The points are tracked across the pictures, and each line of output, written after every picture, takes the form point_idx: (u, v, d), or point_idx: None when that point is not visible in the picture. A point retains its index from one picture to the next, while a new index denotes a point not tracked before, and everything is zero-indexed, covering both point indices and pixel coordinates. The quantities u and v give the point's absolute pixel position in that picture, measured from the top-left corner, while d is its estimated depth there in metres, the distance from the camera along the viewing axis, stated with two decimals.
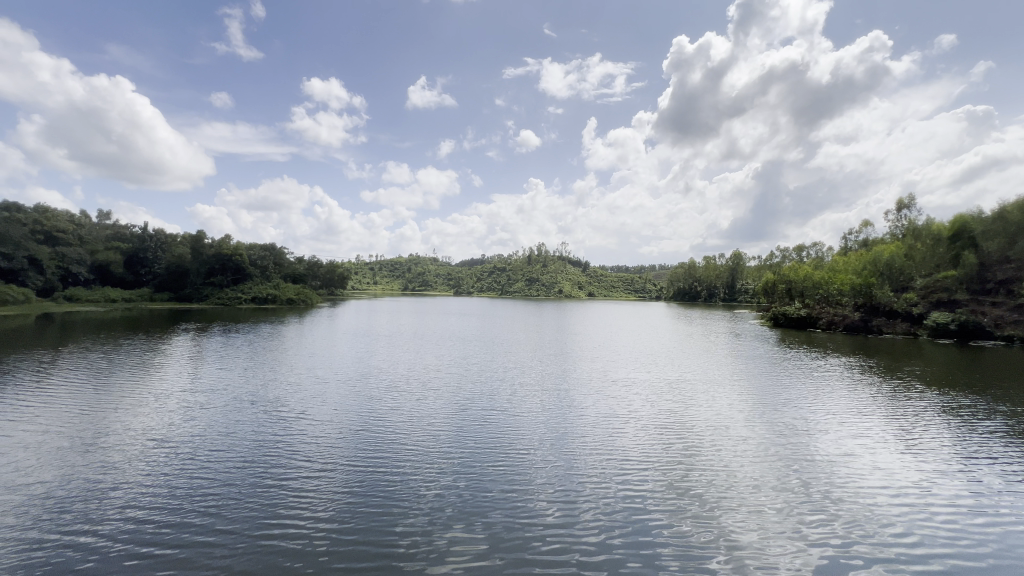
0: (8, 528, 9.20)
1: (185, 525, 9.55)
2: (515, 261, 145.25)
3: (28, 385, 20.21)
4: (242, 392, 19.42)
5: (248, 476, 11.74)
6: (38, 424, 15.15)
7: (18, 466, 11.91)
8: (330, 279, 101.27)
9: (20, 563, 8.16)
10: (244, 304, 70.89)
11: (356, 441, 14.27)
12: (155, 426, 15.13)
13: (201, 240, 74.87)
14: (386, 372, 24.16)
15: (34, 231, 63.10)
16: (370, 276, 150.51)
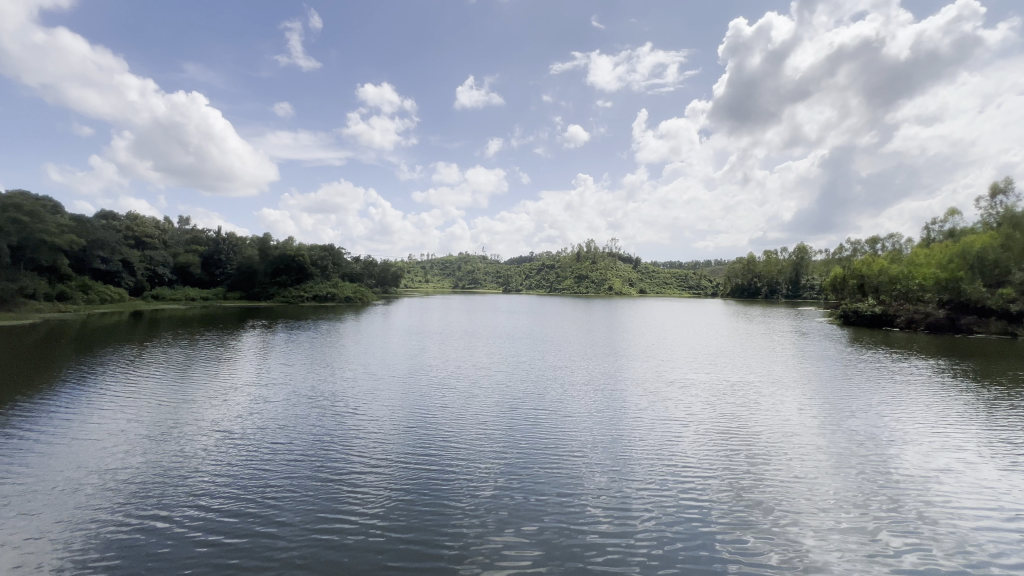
0: (95, 512, 9.97)
1: (248, 515, 9.98)
2: (563, 258, 143.64)
3: (119, 377, 22.20)
4: (302, 387, 20.34)
5: (306, 470, 12.15)
6: (124, 413, 16.57)
7: (107, 453, 13.01)
8: (384, 278, 104.83)
9: (104, 546, 8.78)
10: (305, 302, 74.80)
11: (408, 438, 14.48)
12: (223, 418, 16.10)
13: (267, 242, 79.63)
14: (437, 369, 24.51)
15: (125, 235, 69.62)
16: (421, 274, 154.53)
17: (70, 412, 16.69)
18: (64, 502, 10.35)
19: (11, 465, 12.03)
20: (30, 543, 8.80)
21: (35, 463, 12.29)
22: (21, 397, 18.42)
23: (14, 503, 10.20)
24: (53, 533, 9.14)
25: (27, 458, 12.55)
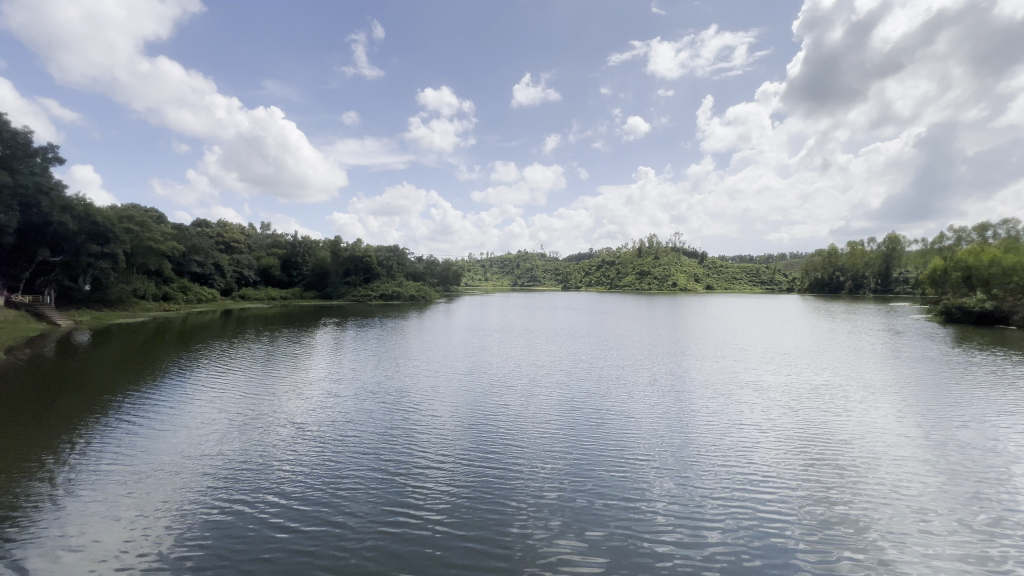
0: (188, 496, 10.85)
1: (320, 506, 10.45)
2: (624, 253, 139.82)
3: (212, 370, 24.36)
4: (368, 383, 21.17)
5: (374, 463, 12.55)
6: (214, 405, 18.06)
7: (200, 441, 14.21)
8: (445, 277, 107.55)
9: (194, 529, 9.52)
10: (373, 301, 78.46)
11: (469, 436, 14.57)
12: (298, 411, 17.07)
13: (338, 244, 84.34)
14: (496, 367, 24.63)
15: (217, 241, 76.58)
16: (481, 272, 157.02)
17: (170, 401, 18.46)
18: (162, 485, 11.37)
19: (121, 449, 13.45)
20: (134, 522, 9.72)
21: (140, 449, 13.63)
22: (133, 387, 20.69)
23: (123, 484, 11.35)
24: (153, 514, 10.04)
25: (134, 443, 13.98)
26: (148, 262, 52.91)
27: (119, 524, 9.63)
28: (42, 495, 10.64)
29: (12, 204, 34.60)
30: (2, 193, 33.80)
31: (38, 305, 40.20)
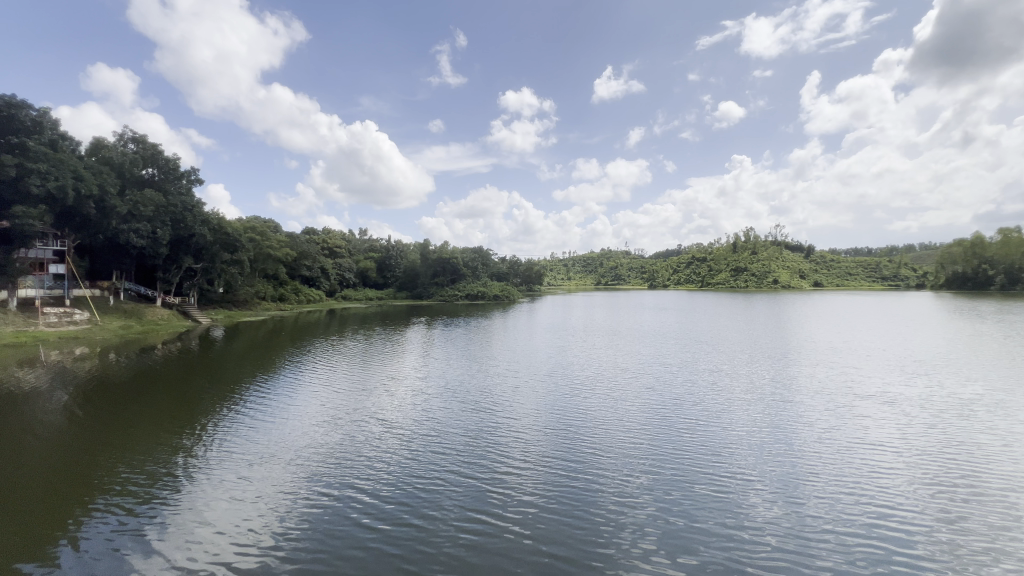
0: (290, 486, 11.53)
1: (405, 503, 10.59)
2: (717, 248, 130.42)
3: (317, 366, 26.48)
4: (453, 381, 21.64)
5: (457, 464, 12.56)
6: (316, 398, 19.50)
7: (304, 433, 15.25)
8: (529, 276, 108.07)
9: (293, 518, 10.03)
10: (459, 300, 81.20)
11: (553, 441, 14.11)
12: (388, 407, 17.83)
13: (427, 246, 88.42)
14: (581, 369, 23.95)
15: (322, 247, 83.99)
16: (564, 272, 155.85)
17: (280, 394, 20.29)
18: (270, 473, 12.24)
19: (240, 438, 14.83)
20: (244, 507, 10.46)
21: (254, 436, 15.02)
22: (253, 380, 23.05)
23: (238, 471, 12.38)
24: (260, 501, 10.74)
25: (249, 432, 15.44)
26: (267, 267, 59.35)
27: (233, 507, 10.43)
28: (175, 477, 11.93)
29: (165, 219, 40.64)
30: (159, 211, 40.00)
31: (183, 305, 46.80)
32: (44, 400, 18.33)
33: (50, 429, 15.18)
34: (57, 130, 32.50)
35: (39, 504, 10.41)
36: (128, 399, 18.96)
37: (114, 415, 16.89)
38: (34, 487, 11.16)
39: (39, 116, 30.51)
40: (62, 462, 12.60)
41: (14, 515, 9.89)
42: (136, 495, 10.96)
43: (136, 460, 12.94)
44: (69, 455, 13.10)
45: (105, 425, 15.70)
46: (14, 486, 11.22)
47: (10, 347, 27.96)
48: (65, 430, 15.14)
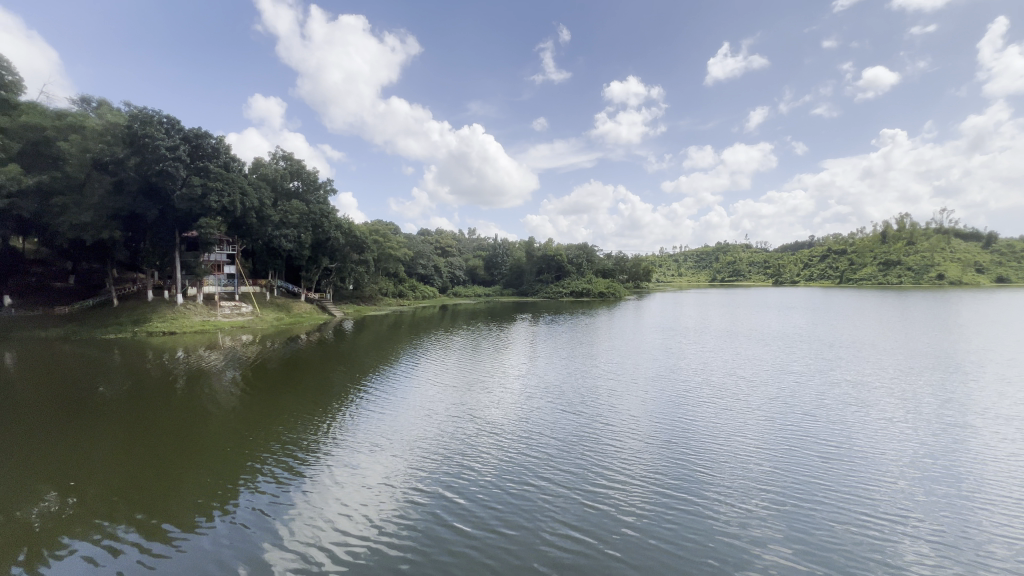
0: (400, 478, 11.68)
1: (504, 506, 10.19)
2: (860, 239, 112.54)
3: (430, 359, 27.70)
4: (560, 381, 21.10)
5: (560, 470, 11.88)
6: (428, 390, 20.29)
7: (417, 426, 15.65)
8: (636, 273, 103.54)
9: (395, 509, 10.07)
10: (564, 297, 80.58)
11: (666, 455, 12.72)
12: (494, 404, 17.82)
13: (532, 244, 89.26)
14: (698, 374, 21.99)
15: (435, 247, 89.30)
16: (674, 268, 146.96)
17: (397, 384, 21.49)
18: (382, 461, 12.76)
19: (362, 426, 15.64)
20: (356, 493, 10.80)
21: (372, 424, 15.94)
22: (378, 370, 24.70)
23: (357, 459, 12.90)
24: (371, 489, 10.99)
25: (369, 418, 16.48)
26: (388, 266, 64.59)
27: (347, 494, 10.76)
28: (305, 459, 12.74)
29: (308, 226, 46.15)
30: (302, 218, 45.70)
31: (321, 300, 52.67)
32: (220, 377, 21.76)
33: (220, 403, 17.75)
34: (230, 154, 38.22)
35: (206, 469, 11.97)
36: (278, 381, 21.64)
37: (264, 396, 18.96)
38: (203, 455, 12.82)
39: (217, 143, 36.15)
40: (227, 433, 14.62)
41: (182, 484, 11.08)
42: (272, 474, 11.78)
43: (279, 441, 14.06)
44: (233, 427, 15.18)
45: (258, 403, 17.91)
46: (192, 449, 13.17)
47: (195, 333, 33.65)
48: (229, 406, 17.47)
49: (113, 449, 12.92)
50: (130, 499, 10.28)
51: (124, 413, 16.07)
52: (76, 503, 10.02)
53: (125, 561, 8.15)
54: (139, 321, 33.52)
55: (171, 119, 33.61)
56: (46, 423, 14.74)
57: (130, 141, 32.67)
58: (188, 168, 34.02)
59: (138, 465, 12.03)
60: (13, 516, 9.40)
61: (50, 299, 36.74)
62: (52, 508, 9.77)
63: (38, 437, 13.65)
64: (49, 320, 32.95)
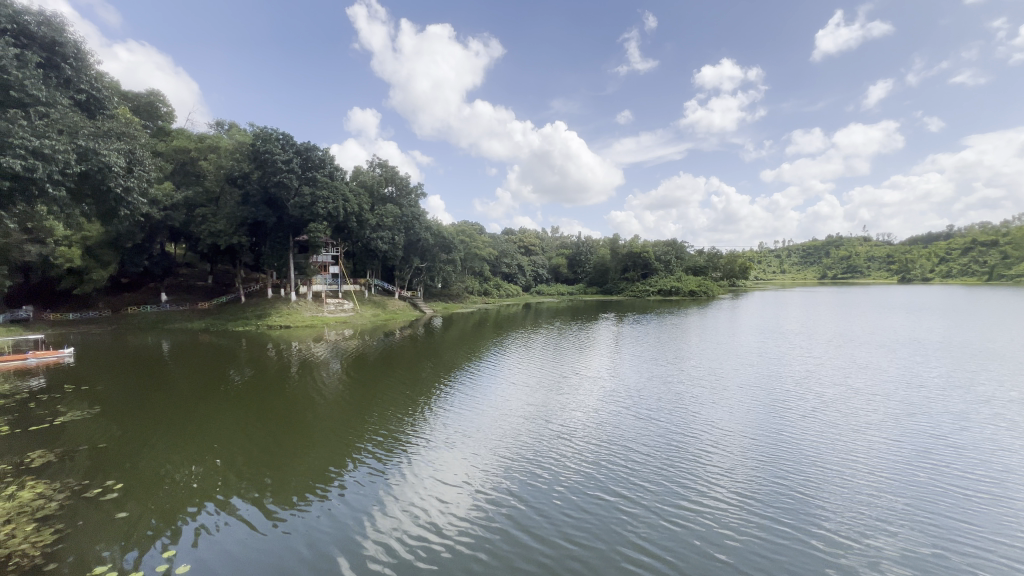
0: (483, 476, 11.83)
1: (578, 518, 9.81)
2: (1016, 227, 94.37)
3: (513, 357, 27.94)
4: (648, 386, 20.13)
5: (641, 485, 11.19)
6: (513, 389, 20.43)
7: (498, 425, 15.74)
8: (731, 271, 96.33)
9: (470, 509, 10.12)
10: (651, 296, 77.19)
11: (763, 477, 11.47)
12: (579, 407, 17.45)
13: (617, 241, 86.70)
14: (806, 384, 19.85)
15: (519, 246, 90.32)
16: (776, 265, 134.57)
17: (482, 382, 21.90)
18: (466, 457, 13.05)
19: (446, 422, 16.08)
20: (441, 487, 11.19)
21: (458, 420, 16.40)
22: (463, 366, 25.37)
23: (438, 454, 13.23)
24: (452, 486, 11.23)
25: (456, 414, 16.96)
26: (474, 266, 66.57)
27: (426, 489, 11.04)
28: (392, 451, 13.34)
29: (401, 228, 49.05)
30: (396, 221, 48.70)
31: (413, 298, 55.64)
32: (326, 369, 23.85)
33: (326, 392, 19.40)
34: (334, 164, 41.80)
35: (314, 451, 13.11)
36: (375, 374, 23.14)
37: (361, 388, 20.30)
38: (312, 438, 14.09)
39: (323, 155, 39.65)
40: (332, 419, 15.93)
41: (293, 464, 12.22)
42: (363, 463, 12.47)
43: (372, 432, 14.87)
44: (337, 414, 16.49)
45: (357, 394, 19.30)
46: (304, 432, 14.53)
47: (306, 327, 37.33)
48: (334, 395, 19.06)
49: (240, 428, 14.68)
50: (247, 476, 11.45)
51: (250, 397, 18.19)
52: (205, 475, 11.40)
53: (236, 533, 9.03)
54: (262, 316, 37.91)
55: (286, 135, 37.64)
56: (194, 403, 17.21)
57: (255, 157, 37.15)
58: (299, 178, 37.67)
59: (260, 443, 13.55)
60: (163, 481, 10.98)
61: (194, 296, 42.76)
62: (193, 476, 11.28)
63: (183, 414, 15.86)
64: (192, 314, 38.31)
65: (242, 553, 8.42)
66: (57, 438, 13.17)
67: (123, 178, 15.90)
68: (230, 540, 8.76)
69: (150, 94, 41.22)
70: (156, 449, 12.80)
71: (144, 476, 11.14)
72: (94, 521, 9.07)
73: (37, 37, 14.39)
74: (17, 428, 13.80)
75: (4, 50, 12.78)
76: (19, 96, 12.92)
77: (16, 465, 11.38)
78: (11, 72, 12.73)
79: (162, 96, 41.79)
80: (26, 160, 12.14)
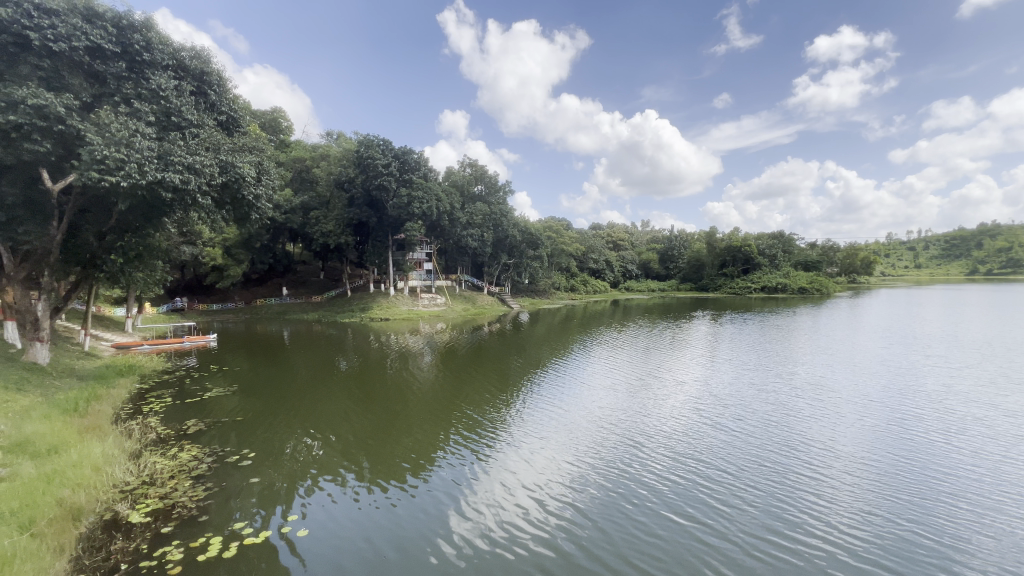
0: (568, 473, 11.74)
1: (660, 538, 9.15)
2: None
3: (601, 355, 27.35)
4: (753, 395, 18.53)
5: (735, 508, 10.20)
6: (602, 388, 19.96)
7: (584, 424, 15.43)
8: (851, 265, 85.46)
9: (551, 505, 10.13)
10: (754, 293, 70.99)
11: (888, 515, 9.93)
12: (672, 413, 16.54)
13: (714, 234, 80.97)
14: (950, 402, 17.00)
15: (608, 241, 88.32)
16: (909, 259, 116.65)
17: (570, 379, 21.63)
18: (552, 453, 13.02)
19: (530, 417, 16.12)
20: (526, 479, 11.37)
21: (545, 415, 16.38)
22: (549, 362, 25.40)
23: (521, 449, 13.25)
24: (537, 480, 11.32)
25: (542, 410, 16.94)
26: (561, 262, 66.44)
27: (508, 483, 11.14)
28: (482, 442, 13.72)
29: (490, 226, 50.38)
30: (486, 219, 50.14)
31: (502, 294, 56.93)
32: (421, 360, 25.26)
33: (421, 382, 20.54)
34: (428, 166, 44.10)
35: (414, 437, 13.97)
36: (466, 366, 24.02)
37: (452, 380, 21.18)
38: (411, 424, 15.02)
39: (418, 159, 42.02)
40: (429, 408, 16.82)
41: (394, 447, 13.16)
42: (455, 452, 12.98)
43: (460, 422, 15.42)
44: (431, 403, 17.37)
45: (450, 385, 20.10)
46: (403, 419, 15.54)
47: (403, 320, 39.99)
48: (429, 385, 20.13)
49: (347, 412, 16.07)
50: (353, 455, 12.54)
51: (355, 383, 19.88)
52: (318, 451, 12.66)
53: (338, 507, 9.83)
54: (366, 309, 41.27)
55: (386, 141, 40.50)
56: (310, 386, 19.28)
57: (359, 163, 40.49)
58: (397, 180, 40.20)
59: (364, 425, 14.76)
60: (285, 453, 12.46)
61: (309, 290, 47.85)
62: (309, 451, 12.63)
63: (302, 396, 17.81)
64: (308, 306, 42.89)
65: (339, 529, 9.05)
66: (206, 410, 15.60)
67: (255, 187, 18.23)
68: (334, 513, 9.58)
69: (274, 111, 46.74)
70: (281, 425, 14.57)
71: (269, 448, 12.74)
72: (233, 483, 10.53)
73: (191, 71, 16.95)
74: (177, 399, 16.54)
75: (166, 82, 15.23)
76: (177, 120, 15.42)
77: (176, 430, 13.61)
78: (172, 100, 15.23)
79: (283, 113, 47.16)
80: (183, 174, 14.36)
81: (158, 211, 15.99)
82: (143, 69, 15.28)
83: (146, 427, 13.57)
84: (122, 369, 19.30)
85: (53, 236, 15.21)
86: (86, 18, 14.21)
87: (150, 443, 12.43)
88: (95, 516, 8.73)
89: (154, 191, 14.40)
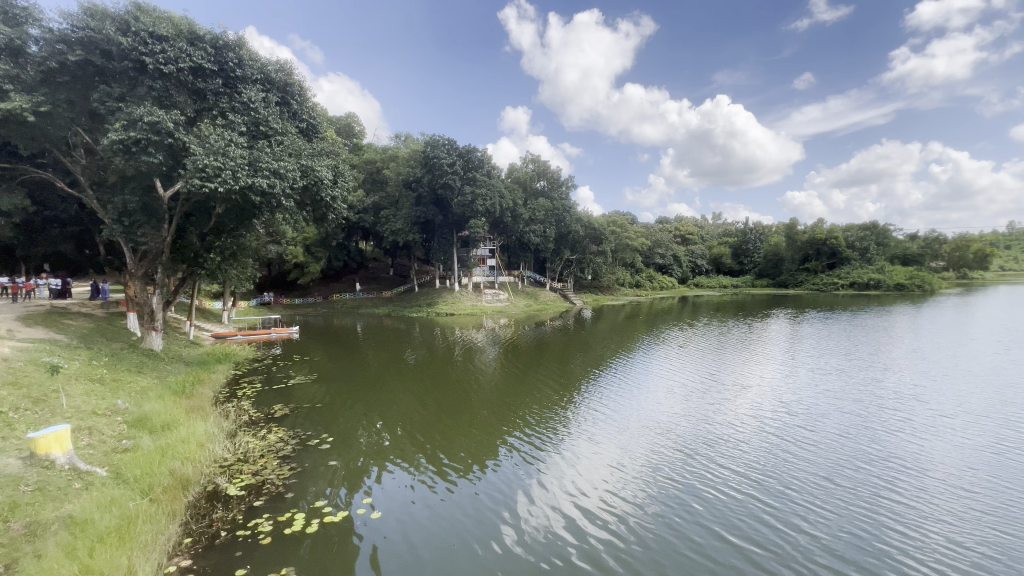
0: (629, 480, 11.51)
1: (723, 559, 8.73)
2: None
3: (666, 354, 26.34)
4: (839, 404, 16.99)
5: (810, 531, 9.50)
6: (667, 391, 19.15)
7: (649, 429, 14.92)
8: (960, 259, 75.72)
9: (609, 514, 10.00)
10: (842, 289, 65.03)
11: (996, 553, 8.81)
12: (745, 422, 15.56)
13: (795, 226, 75.07)
14: None
15: (676, 235, 84.82)
16: None
17: (633, 379, 21.02)
18: (612, 458, 12.79)
19: (587, 418, 15.94)
20: (585, 483, 11.28)
21: (607, 417, 16.09)
22: (612, 361, 24.82)
23: (578, 452, 13.13)
24: (596, 485, 11.20)
25: (603, 412, 16.64)
26: (626, 256, 64.68)
27: (566, 486, 11.12)
28: (541, 441, 13.76)
29: (552, 221, 50.15)
30: (548, 214, 49.99)
31: (565, 289, 56.56)
32: (484, 355, 25.70)
33: (483, 376, 20.90)
34: (490, 164, 44.68)
35: (476, 430, 14.27)
36: (527, 362, 24.16)
37: (513, 375, 21.36)
38: (474, 418, 15.32)
39: (481, 157, 42.68)
40: (491, 402, 17.07)
41: (457, 439, 13.51)
42: (516, 449, 13.12)
43: (521, 418, 15.58)
44: (493, 398, 17.63)
45: (512, 381, 20.27)
46: (467, 412, 15.91)
47: (467, 315, 40.98)
48: (491, 379, 20.48)
49: (414, 403, 16.73)
50: (419, 446, 13.06)
51: (421, 376, 20.63)
52: (387, 441, 13.29)
53: (403, 497, 10.32)
54: (432, 303, 42.75)
55: (451, 140, 41.48)
56: (380, 378, 20.30)
57: (425, 163, 41.84)
58: (462, 179, 41.08)
59: (429, 417, 15.29)
60: (357, 440, 13.22)
61: (380, 285, 50.39)
62: (379, 440, 13.29)
63: (373, 386, 18.81)
64: (379, 301, 45.21)
65: (404, 517, 9.51)
66: (290, 396, 16.94)
67: (331, 189, 19.38)
68: (401, 501, 10.08)
69: (348, 115, 49.49)
70: (353, 414, 15.44)
71: (343, 434, 13.58)
72: (313, 465, 11.40)
73: (276, 83, 18.37)
74: (266, 385, 18.11)
75: (255, 95, 16.68)
76: (265, 129, 16.83)
77: (265, 413, 14.92)
78: (260, 112, 16.63)
79: (356, 117, 49.82)
80: (269, 179, 15.59)
81: (249, 213, 17.52)
82: (236, 84, 16.79)
83: (240, 409, 14.99)
84: (220, 356, 21.43)
85: (164, 236, 17.23)
86: (190, 41, 15.84)
87: (243, 424, 13.71)
88: (200, 486, 9.79)
89: (245, 195, 15.78)
